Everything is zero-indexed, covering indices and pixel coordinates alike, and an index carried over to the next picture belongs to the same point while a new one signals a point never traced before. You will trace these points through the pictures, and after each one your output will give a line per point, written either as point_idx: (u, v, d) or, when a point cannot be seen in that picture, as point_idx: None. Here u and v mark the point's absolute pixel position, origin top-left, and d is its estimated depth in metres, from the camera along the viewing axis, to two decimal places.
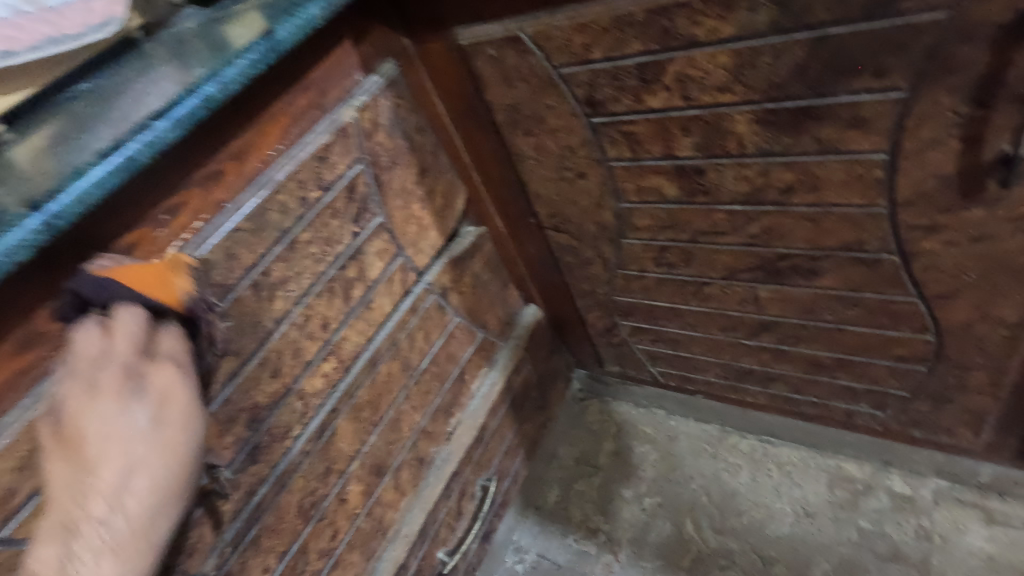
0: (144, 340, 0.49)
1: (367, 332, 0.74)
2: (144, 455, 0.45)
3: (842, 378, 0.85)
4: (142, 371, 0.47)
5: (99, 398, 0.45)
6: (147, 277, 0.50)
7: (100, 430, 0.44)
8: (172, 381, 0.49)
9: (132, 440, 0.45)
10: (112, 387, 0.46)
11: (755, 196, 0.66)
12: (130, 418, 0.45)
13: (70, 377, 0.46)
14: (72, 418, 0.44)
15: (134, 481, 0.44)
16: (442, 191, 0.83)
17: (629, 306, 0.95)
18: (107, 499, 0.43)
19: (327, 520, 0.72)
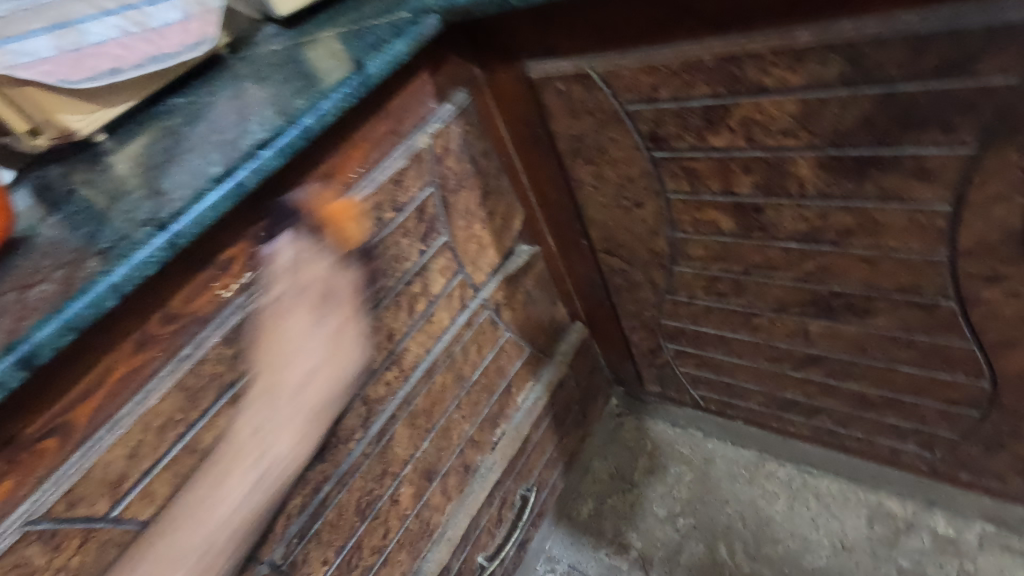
0: (328, 280, 0.63)
1: (427, 344, 0.78)
2: (325, 361, 0.64)
3: (890, 416, 0.85)
4: (330, 298, 0.63)
5: (292, 321, 0.60)
6: (334, 216, 0.63)
7: (293, 343, 0.60)
8: (344, 315, 0.65)
9: (317, 354, 0.62)
10: (311, 303, 0.61)
11: (813, 236, 0.68)
12: (319, 339, 0.63)
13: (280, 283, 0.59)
14: (269, 331, 0.59)
15: (320, 377, 0.63)
16: (501, 212, 0.86)
17: (675, 330, 0.97)
18: (291, 399, 0.61)
19: (381, 519, 0.77)
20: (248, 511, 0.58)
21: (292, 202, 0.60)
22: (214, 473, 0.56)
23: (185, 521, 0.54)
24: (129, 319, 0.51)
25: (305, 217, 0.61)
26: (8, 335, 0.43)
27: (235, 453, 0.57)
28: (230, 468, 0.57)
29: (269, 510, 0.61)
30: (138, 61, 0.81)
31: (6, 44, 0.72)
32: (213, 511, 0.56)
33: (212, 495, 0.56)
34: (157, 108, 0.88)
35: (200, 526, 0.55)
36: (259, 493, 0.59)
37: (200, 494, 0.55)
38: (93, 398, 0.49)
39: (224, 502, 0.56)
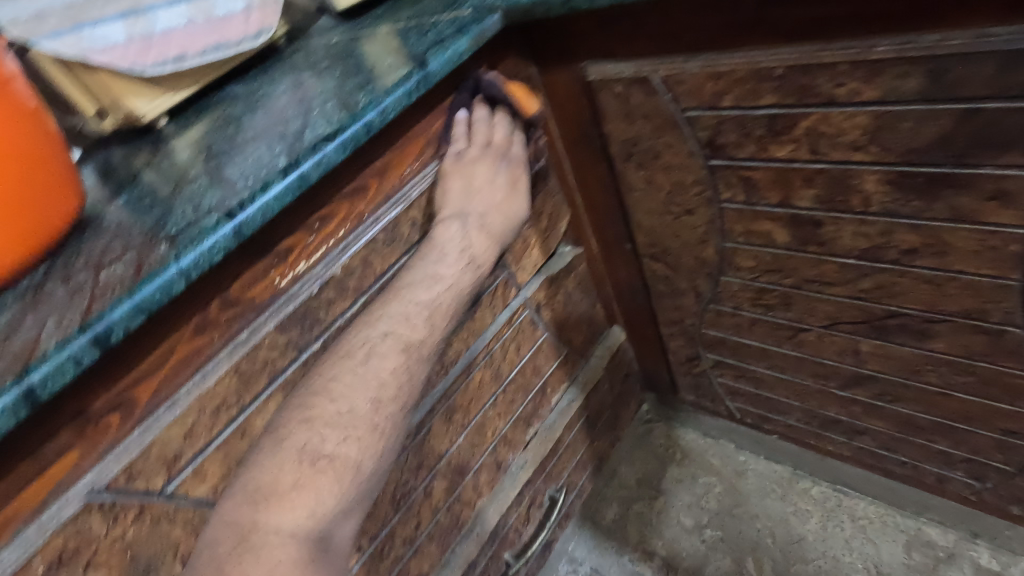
0: (512, 134, 0.71)
1: (468, 340, 0.79)
2: (502, 197, 0.70)
3: (939, 443, 0.82)
4: (509, 147, 0.71)
5: (482, 159, 0.68)
6: (517, 90, 0.72)
7: (483, 177, 0.68)
8: (519, 163, 0.72)
9: (500, 190, 0.70)
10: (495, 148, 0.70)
11: (873, 253, 0.66)
12: (501, 186, 0.70)
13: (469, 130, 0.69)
14: (461, 166, 0.68)
15: (500, 209, 0.70)
16: (548, 213, 0.86)
17: (716, 340, 0.95)
18: (479, 224, 0.68)
19: (414, 510, 0.78)
20: (448, 300, 0.62)
21: (480, 77, 0.69)
22: (426, 265, 0.63)
23: (400, 306, 0.59)
24: (192, 303, 0.52)
25: (493, 86, 0.69)
26: (83, 315, 0.44)
27: (369, 322, 0.58)
28: (437, 263, 0.63)
29: (454, 315, 0.62)
30: (201, 49, 0.83)
31: (82, 29, 0.74)
32: (422, 297, 0.61)
33: (421, 283, 0.62)
34: (217, 96, 0.90)
35: (410, 309, 0.59)
36: (453, 286, 0.64)
37: (416, 283, 0.62)
38: (155, 378, 0.51)
39: (425, 297, 0.61)
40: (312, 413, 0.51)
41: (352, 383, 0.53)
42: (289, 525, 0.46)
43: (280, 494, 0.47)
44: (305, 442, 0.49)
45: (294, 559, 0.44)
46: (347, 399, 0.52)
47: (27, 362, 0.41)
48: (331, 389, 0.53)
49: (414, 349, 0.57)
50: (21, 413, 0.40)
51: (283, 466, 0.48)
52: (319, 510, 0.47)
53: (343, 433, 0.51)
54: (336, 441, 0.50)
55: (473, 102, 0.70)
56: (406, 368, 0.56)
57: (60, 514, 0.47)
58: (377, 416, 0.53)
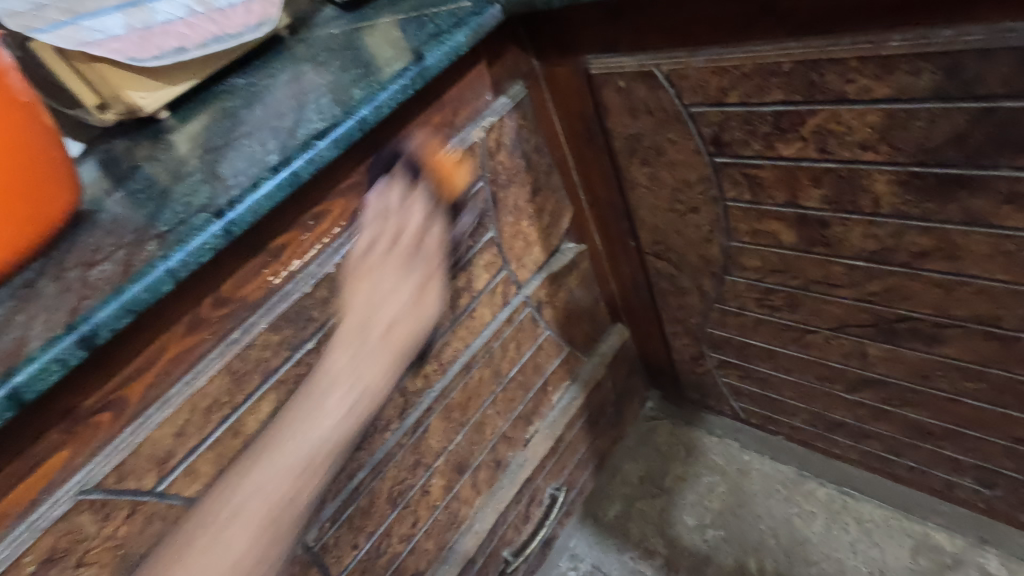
0: (422, 232, 0.66)
1: (467, 339, 0.78)
2: (405, 317, 0.66)
3: (948, 449, 0.80)
4: (421, 244, 0.67)
5: (387, 263, 0.64)
6: (442, 166, 0.67)
7: (386, 283, 0.64)
8: (433, 265, 0.68)
9: (402, 303, 0.66)
10: (405, 251, 0.65)
11: (882, 255, 0.64)
12: (398, 276, 0.65)
13: (376, 211, 0.63)
14: (367, 270, 0.62)
15: (401, 318, 0.66)
16: (550, 210, 0.84)
17: (721, 340, 0.94)
18: (378, 343, 0.65)
19: (411, 509, 0.77)
20: (337, 437, 0.61)
21: (395, 150, 0.63)
22: (302, 411, 0.59)
23: (280, 448, 0.57)
24: (183, 301, 0.52)
25: (409, 164, 0.64)
26: (70, 315, 0.44)
27: (236, 486, 0.56)
28: (324, 398, 0.61)
29: (349, 447, 0.63)
30: (200, 40, 0.82)
31: (80, 21, 0.74)
32: (304, 444, 0.58)
33: (299, 433, 0.59)
34: (218, 87, 0.89)
35: (289, 463, 0.58)
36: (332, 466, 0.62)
37: (285, 441, 0.58)
38: (147, 376, 0.51)
39: (313, 436, 0.59)
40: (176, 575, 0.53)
41: (229, 534, 0.55)
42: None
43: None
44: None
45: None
46: (226, 546, 0.54)
47: (13, 363, 0.41)
48: (199, 540, 0.54)
49: (287, 509, 0.58)
50: (6, 414, 0.40)
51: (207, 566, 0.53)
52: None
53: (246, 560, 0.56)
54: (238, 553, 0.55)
55: (384, 175, 0.63)
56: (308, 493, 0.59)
57: (50, 513, 0.47)
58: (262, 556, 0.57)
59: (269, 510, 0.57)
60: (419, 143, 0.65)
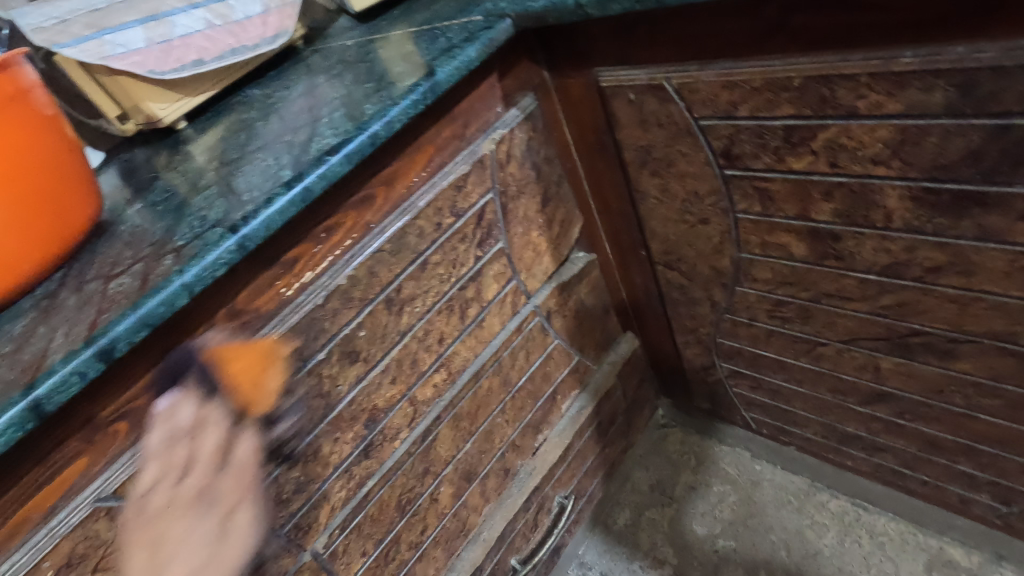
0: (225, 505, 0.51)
1: (476, 348, 0.78)
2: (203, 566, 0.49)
3: (963, 464, 0.79)
4: (224, 463, 0.51)
5: (171, 509, 0.49)
6: (246, 369, 0.54)
7: (175, 547, 0.49)
8: (242, 492, 0.52)
9: (202, 554, 0.49)
10: (195, 489, 0.50)
11: (895, 269, 0.63)
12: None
13: (149, 513, 0.48)
14: (146, 521, 0.48)
15: None
16: (560, 220, 0.85)
17: (732, 350, 0.93)
18: None
19: (419, 517, 0.78)
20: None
21: (188, 356, 0.52)
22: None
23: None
24: (200, 312, 0.53)
25: (204, 375, 0.51)
26: (89, 328, 0.45)
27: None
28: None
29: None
30: (218, 51, 0.83)
31: (104, 35, 0.76)
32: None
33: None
34: (236, 98, 0.91)
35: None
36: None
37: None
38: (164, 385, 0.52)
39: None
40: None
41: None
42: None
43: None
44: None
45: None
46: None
47: (36, 375, 0.42)
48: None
49: None
50: (29, 424, 0.41)
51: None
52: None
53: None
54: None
55: (168, 393, 0.50)
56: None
57: (69, 519, 0.48)
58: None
59: None
60: (212, 353, 0.53)
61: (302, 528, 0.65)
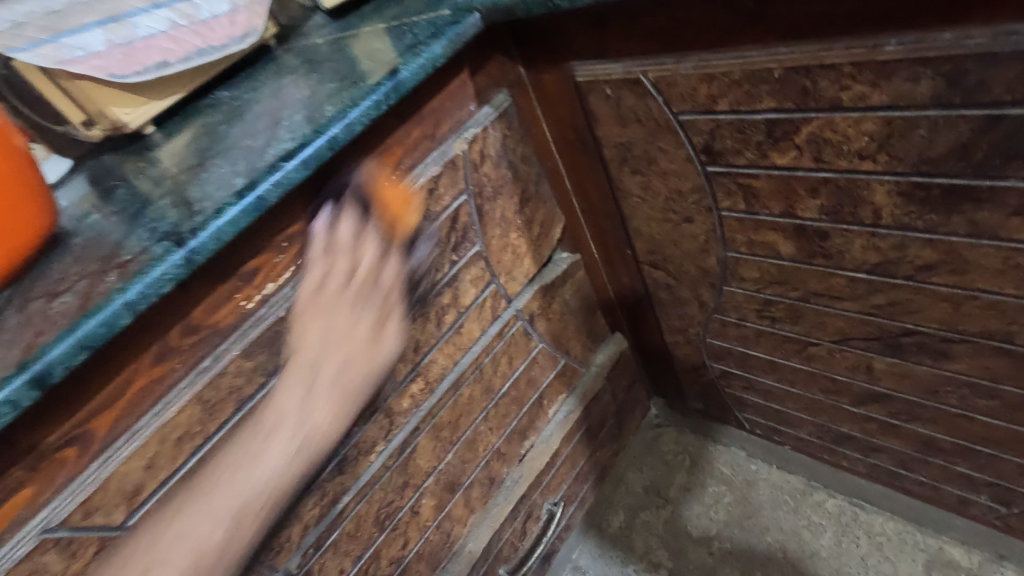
0: (382, 307, 0.62)
1: (455, 356, 0.76)
2: (360, 353, 0.61)
3: (960, 465, 0.77)
4: (377, 275, 0.61)
5: (339, 299, 0.59)
6: (392, 202, 0.62)
7: (343, 327, 0.59)
8: (389, 300, 0.63)
9: (360, 342, 0.61)
10: (359, 288, 0.60)
11: (885, 267, 0.60)
12: (352, 374, 0.60)
13: (322, 301, 0.58)
14: (318, 308, 0.58)
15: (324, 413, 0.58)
16: (540, 220, 0.82)
17: (722, 350, 0.91)
18: (330, 387, 0.59)
19: (400, 530, 0.76)
20: (283, 483, 0.54)
21: (345, 182, 0.59)
22: (260, 425, 0.55)
23: (254, 444, 0.54)
24: (150, 330, 0.50)
25: (360, 198, 0.60)
26: (25, 351, 0.42)
27: (224, 457, 0.54)
28: (264, 446, 0.54)
29: (292, 493, 0.55)
30: (184, 55, 0.78)
31: (60, 38, 0.70)
32: (282, 433, 0.55)
33: (251, 454, 0.54)
34: (206, 101, 0.87)
35: (252, 471, 0.53)
36: (288, 475, 0.54)
37: (246, 447, 0.54)
38: (114, 408, 0.49)
39: (277, 448, 0.55)
40: (185, 510, 0.51)
41: (211, 473, 0.53)
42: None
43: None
44: (187, 529, 0.50)
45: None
46: (200, 516, 0.51)
47: None
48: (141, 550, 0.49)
49: (238, 523, 0.52)
50: None
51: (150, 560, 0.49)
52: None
53: (220, 525, 0.51)
54: (210, 535, 0.51)
55: (335, 208, 0.59)
56: (270, 499, 0.53)
57: (12, 553, 0.46)
58: (249, 524, 0.52)
59: (209, 542, 0.51)
60: (371, 179, 0.61)
61: (274, 548, 0.63)
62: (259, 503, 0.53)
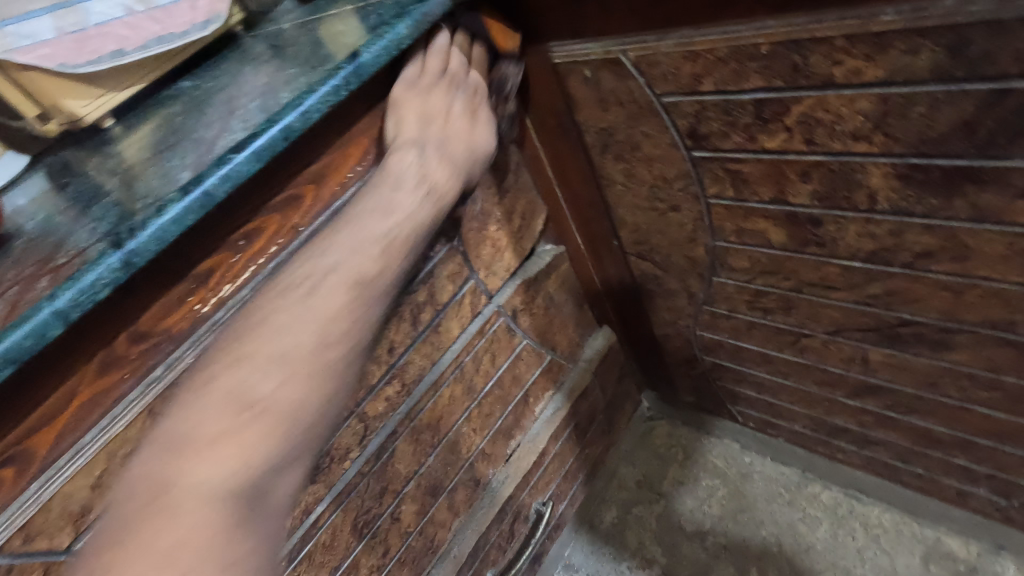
0: (472, 95, 0.62)
1: (433, 355, 0.72)
2: (460, 138, 0.61)
3: (959, 457, 0.74)
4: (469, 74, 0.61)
5: (436, 83, 0.59)
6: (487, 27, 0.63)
7: (439, 109, 0.59)
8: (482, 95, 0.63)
9: (459, 124, 0.61)
10: (453, 79, 0.60)
11: (882, 255, 0.57)
12: (454, 145, 0.61)
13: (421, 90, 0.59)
14: (415, 95, 0.59)
15: (433, 177, 0.58)
16: (521, 211, 0.78)
17: (713, 343, 0.88)
18: (438, 150, 0.59)
19: (380, 538, 0.72)
20: (401, 233, 0.55)
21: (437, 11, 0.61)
22: (374, 197, 0.55)
23: (347, 237, 0.52)
24: (92, 340, 0.46)
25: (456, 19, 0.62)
26: None
27: (311, 254, 0.51)
28: (382, 198, 0.55)
29: (410, 250, 0.56)
30: (140, 42, 0.63)
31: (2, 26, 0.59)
32: (373, 230, 0.53)
33: (369, 214, 0.54)
34: (165, 93, 0.71)
35: (364, 235, 0.53)
36: (404, 228, 0.55)
37: (363, 216, 0.54)
38: (56, 424, 0.46)
39: (377, 229, 0.54)
40: (246, 347, 0.46)
41: (274, 305, 0.48)
42: (201, 479, 0.40)
43: (201, 442, 0.42)
44: (235, 381, 0.44)
45: (211, 529, 0.38)
46: (274, 332, 0.47)
47: None
48: (179, 421, 0.43)
49: (363, 287, 0.52)
50: None
51: (190, 426, 0.42)
52: (270, 440, 0.44)
53: (280, 372, 0.46)
54: (270, 381, 0.45)
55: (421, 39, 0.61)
56: (350, 304, 0.51)
57: None
58: (326, 356, 0.48)
59: (325, 317, 0.49)
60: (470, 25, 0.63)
61: None
62: (338, 319, 0.50)
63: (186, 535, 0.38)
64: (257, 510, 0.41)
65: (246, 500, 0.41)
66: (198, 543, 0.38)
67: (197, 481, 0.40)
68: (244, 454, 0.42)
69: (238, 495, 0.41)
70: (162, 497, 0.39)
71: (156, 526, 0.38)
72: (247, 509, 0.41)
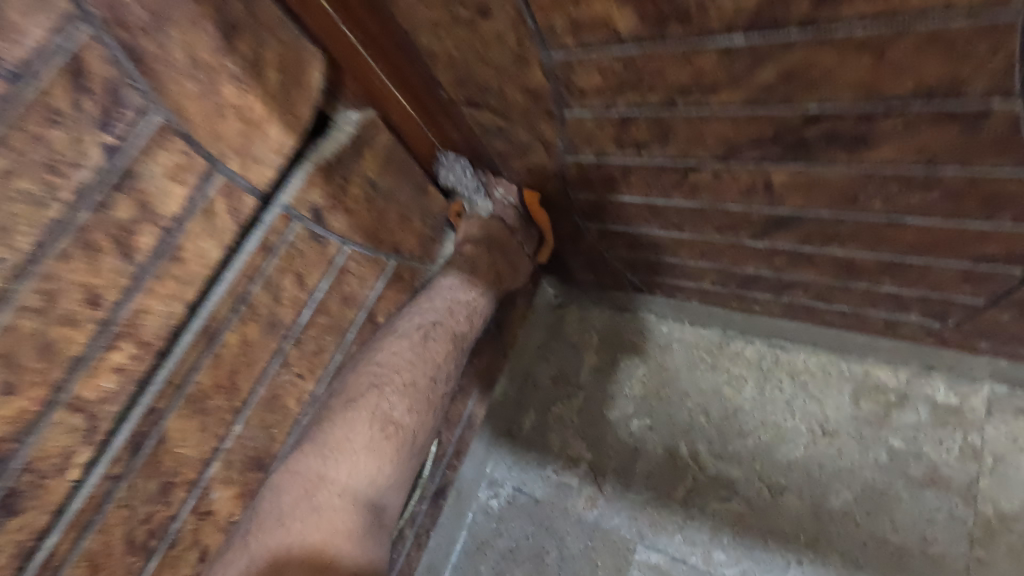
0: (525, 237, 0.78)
1: (183, 294, 0.50)
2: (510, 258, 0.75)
3: (886, 284, 0.61)
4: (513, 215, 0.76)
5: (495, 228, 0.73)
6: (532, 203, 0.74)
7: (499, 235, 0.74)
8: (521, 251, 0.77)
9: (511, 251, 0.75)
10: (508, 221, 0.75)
11: (771, 15, 0.37)
12: (507, 266, 0.75)
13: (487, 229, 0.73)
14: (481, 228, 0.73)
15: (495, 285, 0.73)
16: (277, 61, 0.52)
17: (592, 205, 0.70)
18: (497, 262, 0.73)
19: (186, 545, 0.53)
20: (476, 305, 0.70)
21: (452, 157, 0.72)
22: (448, 289, 0.69)
23: (444, 300, 0.68)
24: None
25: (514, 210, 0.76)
26: None
27: (418, 310, 0.67)
28: (459, 280, 0.70)
29: (486, 317, 0.71)
30: None
31: None
32: (460, 298, 0.69)
33: (455, 285, 0.70)
34: None
35: (453, 300, 0.69)
36: (481, 299, 0.71)
37: (453, 286, 0.70)
38: None
39: (458, 298, 0.69)
40: (383, 376, 0.60)
41: (394, 347, 0.63)
42: (347, 483, 0.55)
43: (347, 451, 0.56)
44: (374, 407, 0.58)
45: (348, 530, 0.52)
46: (402, 369, 0.61)
47: None
48: (330, 429, 0.57)
49: (458, 339, 0.66)
50: None
51: (342, 435, 0.56)
52: (392, 460, 0.57)
53: (406, 403, 0.60)
54: (399, 409, 0.59)
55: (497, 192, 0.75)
56: (449, 354, 0.66)
57: None
58: (434, 394, 0.63)
59: (431, 367, 0.63)
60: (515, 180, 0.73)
61: None
62: (443, 366, 0.65)
63: (332, 531, 0.52)
64: (375, 519, 0.55)
65: (368, 515, 0.55)
66: (336, 541, 0.52)
67: (345, 485, 0.54)
68: (374, 471, 0.56)
69: (366, 502, 0.55)
70: (320, 493, 0.53)
71: (314, 518, 0.52)
72: (369, 519, 0.55)
